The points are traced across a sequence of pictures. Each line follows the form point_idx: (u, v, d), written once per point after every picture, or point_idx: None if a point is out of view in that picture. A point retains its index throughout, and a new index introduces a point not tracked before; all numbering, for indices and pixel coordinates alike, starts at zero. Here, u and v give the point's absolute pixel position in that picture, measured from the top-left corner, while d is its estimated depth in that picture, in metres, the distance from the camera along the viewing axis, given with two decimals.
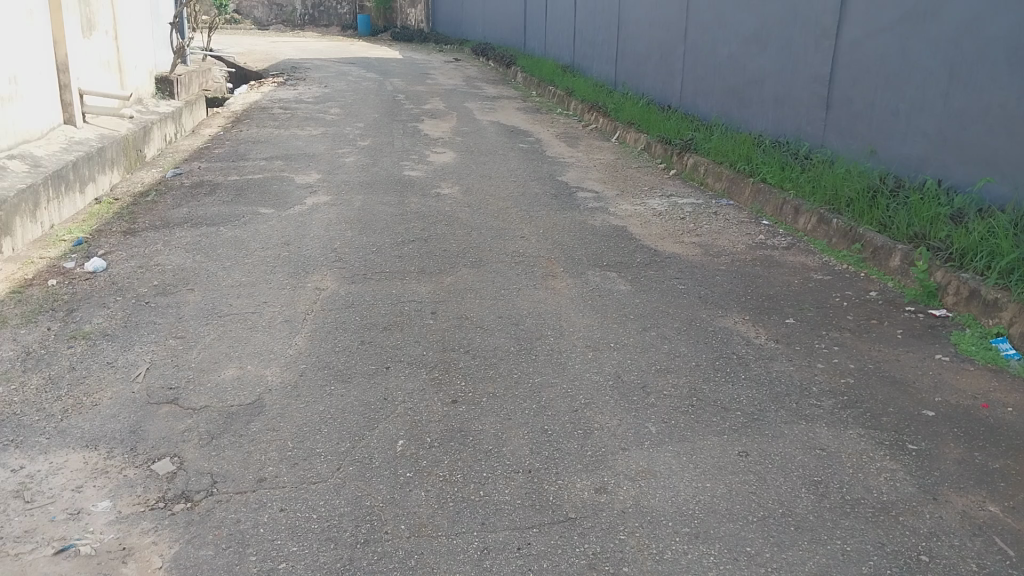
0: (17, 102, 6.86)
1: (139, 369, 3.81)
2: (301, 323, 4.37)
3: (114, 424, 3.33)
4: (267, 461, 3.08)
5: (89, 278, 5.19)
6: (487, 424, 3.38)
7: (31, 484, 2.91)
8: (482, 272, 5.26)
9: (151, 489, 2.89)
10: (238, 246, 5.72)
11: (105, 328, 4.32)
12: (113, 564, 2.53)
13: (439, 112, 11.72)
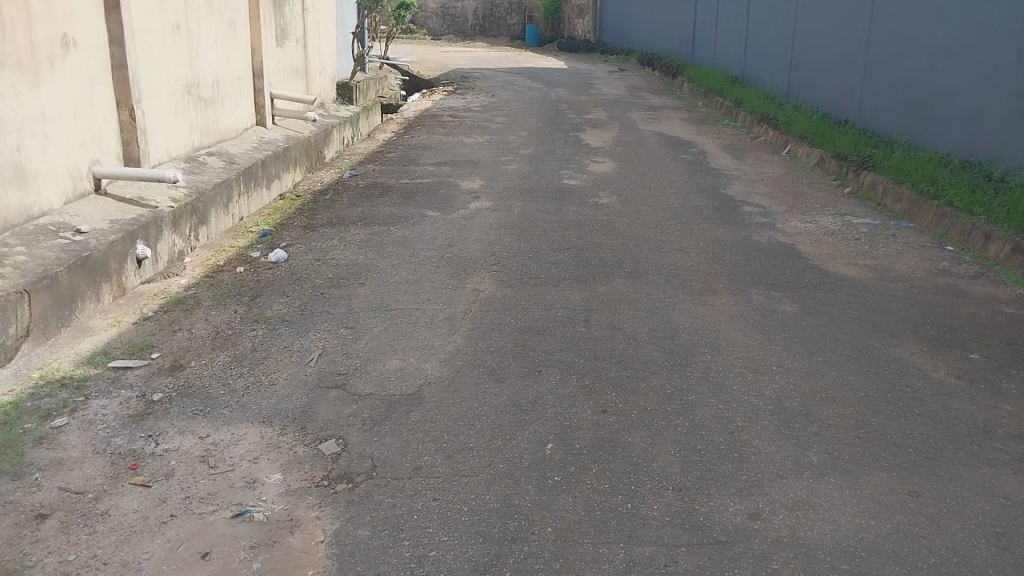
0: (218, 104, 7.57)
1: (312, 354, 4.08)
2: (460, 322, 4.51)
3: (288, 403, 3.59)
4: (423, 451, 3.20)
5: (272, 268, 5.62)
6: (638, 437, 3.34)
7: (215, 452, 3.19)
8: (638, 283, 5.22)
9: (318, 467, 3.09)
10: (405, 246, 5.99)
11: (283, 314, 4.66)
12: (282, 533, 2.72)
13: (602, 122, 11.74)
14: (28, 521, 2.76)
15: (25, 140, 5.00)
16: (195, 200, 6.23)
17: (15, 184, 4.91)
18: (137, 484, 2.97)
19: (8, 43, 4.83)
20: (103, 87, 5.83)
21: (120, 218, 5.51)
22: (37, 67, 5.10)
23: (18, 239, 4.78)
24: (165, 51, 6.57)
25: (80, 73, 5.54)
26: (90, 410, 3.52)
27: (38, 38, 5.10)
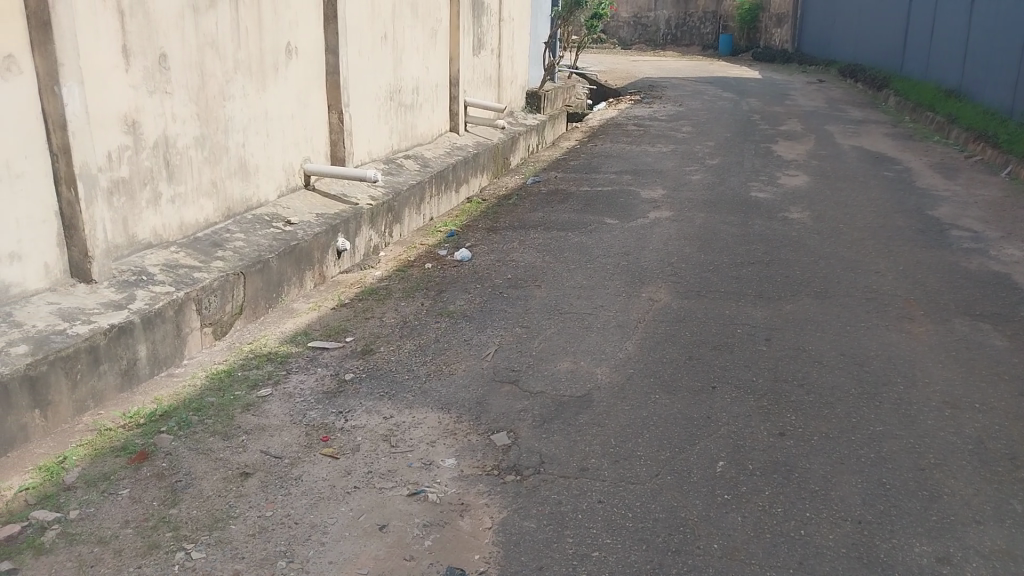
0: (416, 110, 8.03)
1: (489, 349, 4.24)
2: (634, 330, 4.50)
3: (465, 393, 3.75)
4: (591, 453, 3.23)
5: (456, 266, 5.88)
6: (817, 464, 3.19)
7: (396, 432, 3.39)
8: (826, 304, 4.96)
9: (489, 457, 3.21)
10: (583, 252, 6.05)
11: (464, 310, 4.87)
12: (452, 515, 2.85)
13: (796, 134, 11.23)
14: (234, 477, 3.07)
15: (250, 139, 5.58)
16: (391, 199, 6.64)
17: (239, 178, 5.52)
18: (326, 455, 3.22)
19: (242, 51, 5.40)
20: (317, 92, 6.36)
21: (324, 211, 5.99)
22: (264, 73, 5.68)
23: (238, 227, 5.36)
24: (373, 59, 7.06)
25: (297, 81, 6.08)
26: (290, 384, 3.86)
27: (266, 46, 5.67)
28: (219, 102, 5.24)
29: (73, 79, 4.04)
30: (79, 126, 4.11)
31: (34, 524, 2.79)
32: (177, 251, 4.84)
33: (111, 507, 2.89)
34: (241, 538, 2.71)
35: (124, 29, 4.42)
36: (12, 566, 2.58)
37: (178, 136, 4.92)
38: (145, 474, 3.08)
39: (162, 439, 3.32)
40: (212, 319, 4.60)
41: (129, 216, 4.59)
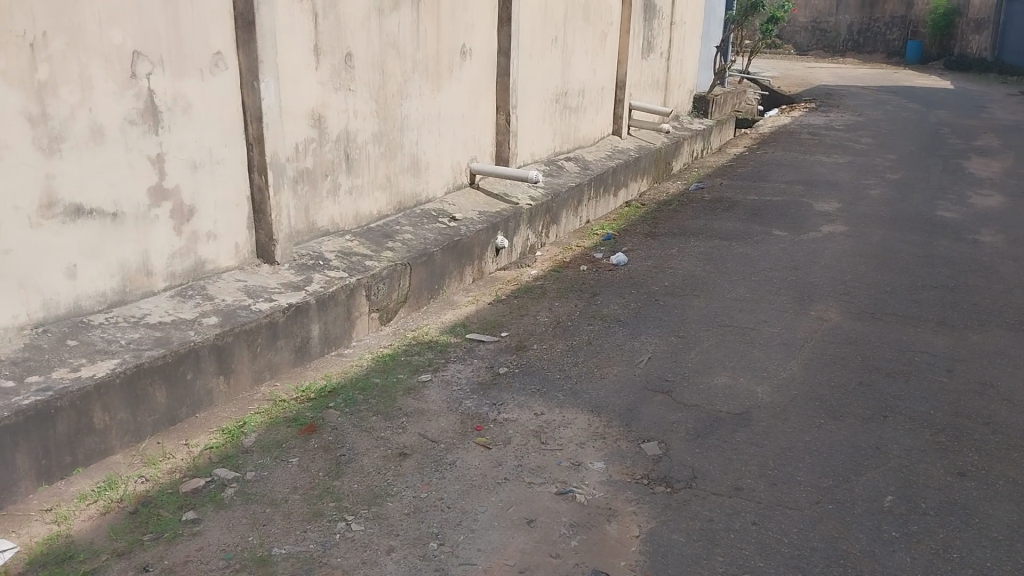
0: (580, 112, 8.06)
1: (643, 357, 4.19)
2: (798, 349, 4.30)
3: (617, 398, 3.72)
4: (746, 472, 3.12)
5: (612, 269, 5.86)
6: (1000, 510, 2.91)
7: (547, 430, 3.43)
8: (1020, 337, 4.52)
9: (639, 465, 3.17)
10: (746, 263, 5.85)
11: (619, 314, 4.83)
12: (600, 519, 2.85)
13: (991, 150, 10.30)
14: (392, 457, 3.21)
15: (423, 136, 5.83)
16: (551, 200, 6.70)
17: (410, 173, 5.77)
18: (479, 445, 3.31)
19: (420, 51, 5.64)
20: (486, 92, 6.53)
21: (487, 209, 6.15)
22: (439, 73, 5.90)
23: (406, 220, 5.61)
24: (542, 61, 7.15)
25: (469, 81, 6.27)
26: (447, 372, 4.00)
27: (443, 47, 5.88)
28: (397, 100, 5.50)
29: (270, 75, 4.39)
30: (272, 119, 4.45)
31: (215, 481, 3.05)
32: (350, 240, 5.13)
33: (282, 472, 3.11)
34: (397, 516, 2.84)
35: (317, 29, 4.74)
36: (196, 516, 2.84)
37: (358, 131, 5.21)
38: (313, 445, 3.29)
39: (329, 414, 3.53)
40: (379, 306, 4.83)
41: (311, 204, 4.92)
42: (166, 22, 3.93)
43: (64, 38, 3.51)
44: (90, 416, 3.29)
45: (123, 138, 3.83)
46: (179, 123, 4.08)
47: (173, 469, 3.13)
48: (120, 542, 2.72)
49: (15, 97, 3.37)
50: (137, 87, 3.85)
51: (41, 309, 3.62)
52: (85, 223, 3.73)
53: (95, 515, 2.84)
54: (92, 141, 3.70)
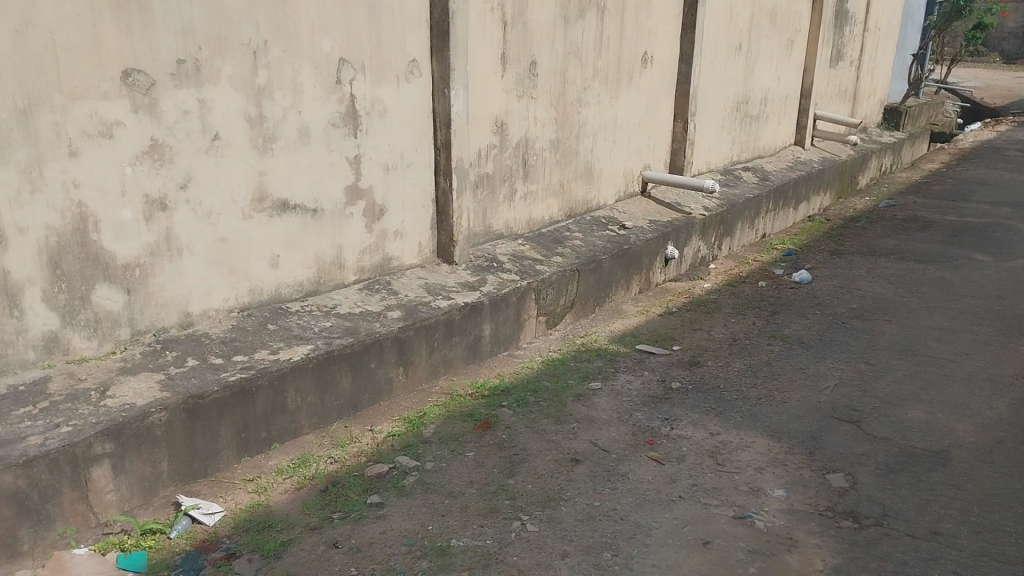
0: (760, 121, 7.79)
1: (827, 382, 3.98)
2: (1005, 387, 3.93)
3: (799, 424, 3.56)
4: (945, 516, 2.88)
5: (793, 287, 5.61)
6: None
7: (722, 450, 3.33)
8: None
9: (823, 496, 3.01)
10: (944, 289, 5.42)
11: (801, 335, 4.62)
12: (780, 548, 2.73)
13: None
14: (565, 462, 3.24)
15: (599, 144, 5.84)
16: (727, 211, 6.51)
17: (584, 180, 5.80)
18: (652, 458, 3.27)
19: (602, 59, 5.65)
20: (665, 100, 6.45)
21: (658, 218, 6.05)
22: (619, 81, 5.88)
23: (578, 227, 5.64)
24: (724, 69, 6.97)
25: (648, 89, 6.21)
26: (619, 382, 3.98)
27: (624, 55, 5.86)
28: (576, 108, 5.54)
29: (460, 82, 4.56)
30: (460, 124, 4.62)
31: (397, 468, 3.20)
32: (524, 244, 5.23)
33: (457, 466, 3.21)
34: (570, 521, 2.85)
35: (505, 38, 4.86)
36: (380, 500, 2.99)
37: (537, 137, 5.30)
38: (488, 442, 3.38)
39: (503, 413, 3.61)
40: (549, 310, 4.89)
41: (489, 208, 5.06)
42: (369, 31, 4.16)
43: (282, 46, 3.81)
44: (285, 396, 3.55)
45: (326, 139, 4.11)
46: (375, 126, 4.32)
47: (359, 452, 3.32)
48: (312, 517, 2.91)
49: (238, 100, 3.70)
50: (341, 92, 4.11)
51: (247, 294, 3.95)
52: (289, 217, 4.04)
53: (290, 489, 3.07)
54: (300, 141, 3.99)
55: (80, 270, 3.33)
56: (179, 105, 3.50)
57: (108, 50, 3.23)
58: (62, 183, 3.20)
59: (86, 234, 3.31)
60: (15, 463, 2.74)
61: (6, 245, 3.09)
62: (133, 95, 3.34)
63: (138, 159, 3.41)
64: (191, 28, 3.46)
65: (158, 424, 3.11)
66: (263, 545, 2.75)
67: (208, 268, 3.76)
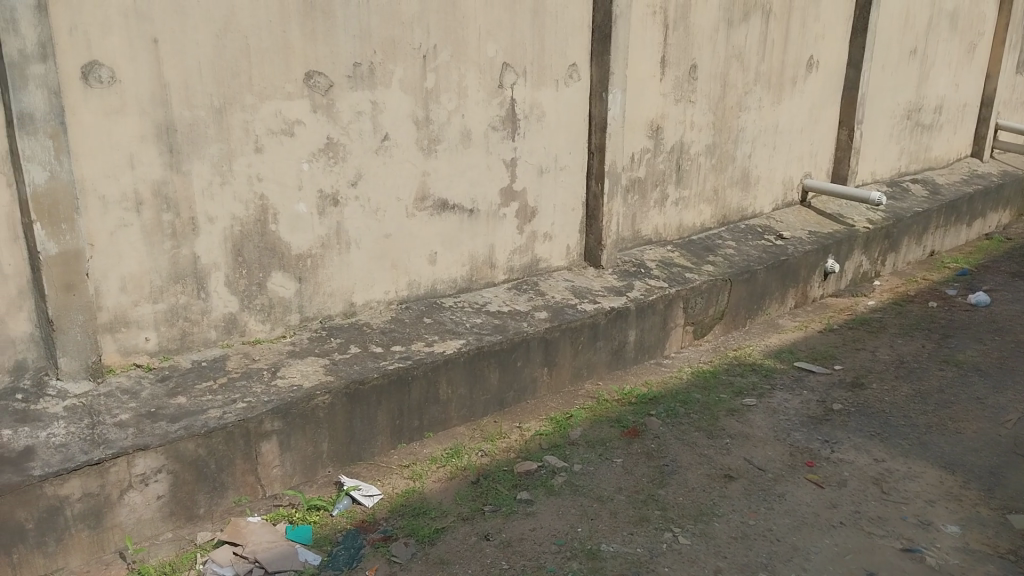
0: (933, 130, 7.29)
1: (1008, 415, 3.68)
2: None
3: (975, 458, 3.31)
4: None
5: (968, 309, 5.22)
6: None
7: (888, 479, 3.16)
8: None
9: (1002, 537, 2.82)
10: None
11: (978, 362, 4.29)
12: None
13: None
14: (718, 477, 3.16)
15: (756, 150, 5.66)
16: (893, 224, 6.13)
17: (739, 188, 5.65)
18: (811, 481, 3.14)
19: (765, 63, 5.47)
20: (830, 106, 6.16)
21: (817, 229, 5.78)
22: (782, 86, 5.67)
23: (731, 235, 5.49)
24: (896, 74, 6.57)
25: (812, 95, 5.95)
26: (776, 400, 3.83)
27: (789, 59, 5.65)
28: (735, 113, 5.39)
29: (618, 85, 4.54)
30: (616, 128, 4.61)
31: (546, 467, 3.23)
32: (674, 251, 5.15)
33: (606, 471, 3.21)
34: (724, 538, 2.79)
35: (666, 42, 4.80)
36: (529, 498, 3.03)
37: (693, 142, 5.20)
38: (637, 450, 3.35)
39: (653, 421, 3.57)
40: (698, 320, 4.78)
41: (639, 212, 5.01)
42: (533, 35, 4.22)
43: (450, 50, 3.93)
44: (436, 388, 3.66)
45: (486, 141, 4.21)
46: (532, 129, 4.39)
47: (508, 448, 3.38)
48: (464, 507, 3.00)
49: (407, 102, 3.86)
50: (502, 96, 4.20)
51: (405, 288, 4.11)
52: (447, 215, 4.17)
53: (443, 478, 3.17)
54: (462, 143, 4.11)
55: (259, 258, 3.58)
56: (354, 106, 3.69)
57: (295, 54, 3.45)
58: (248, 177, 3.45)
59: (266, 225, 3.56)
60: (198, 432, 2.98)
61: (198, 232, 3.38)
62: (314, 96, 3.56)
63: (315, 156, 3.63)
64: (368, 33, 3.64)
65: (321, 406, 3.29)
66: (418, 531, 2.86)
67: (372, 262, 3.94)
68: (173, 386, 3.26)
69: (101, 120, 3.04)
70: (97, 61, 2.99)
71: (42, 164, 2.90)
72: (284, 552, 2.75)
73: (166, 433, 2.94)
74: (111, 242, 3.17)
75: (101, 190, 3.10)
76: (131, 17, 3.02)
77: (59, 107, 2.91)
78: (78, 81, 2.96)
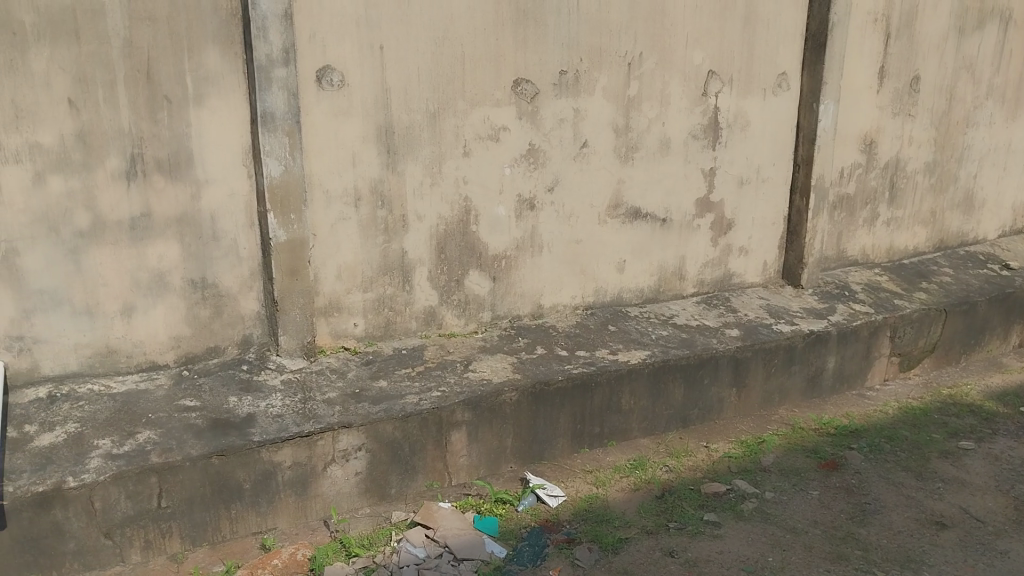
0: None
1: None
2: None
3: None
4: None
5: None
6: None
7: None
8: None
9: None
10: None
11: None
12: None
13: None
14: (928, 523, 2.95)
15: (984, 170, 5.16)
16: None
17: (960, 210, 5.18)
18: None
19: (1000, 75, 4.98)
20: None
21: None
22: (1020, 99, 5.14)
23: (948, 261, 5.04)
24: None
25: None
26: (997, 446, 3.49)
27: None
28: (961, 128, 4.96)
29: (831, 97, 4.30)
30: (826, 141, 4.37)
31: (735, 491, 3.14)
32: (881, 274, 4.81)
33: (799, 502, 3.07)
34: None
35: (887, 51, 4.49)
36: (716, 520, 2.96)
37: (911, 159, 4.83)
38: (835, 484, 3.18)
39: (853, 455, 3.37)
40: (905, 351, 4.43)
41: (845, 231, 4.73)
42: (742, 44, 4.10)
43: (656, 59, 3.90)
44: (621, 397, 3.64)
45: (685, 151, 4.14)
46: (735, 140, 4.26)
47: (694, 466, 3.33)
48: (647, 521, 2.98)
49: (609, 110, 3.88)
50: (706, 105, 4.11)
51: (593, 294, 4.13)
52: (641, 224, 4.14)
53: (627, 489, 3.17)
54: (661, 151, 4.07)
55: (460, 257, 3.73)
56: (557, 113, 3.76)
57: (506, 61, 3.57)
58: (454, 179, 3.61)
59: (468, 225, 3.71)
60: (396, 415, 3.15)
61: (407, 228, 3.58)
62: (521, 102, 3.66)
63: (517, 160, 3.73)
64: (577, 41, 3.69)
65: (508, 403, 3.37)
66: (602, 538, 2.87)
67: (563, 266, 4.00)
68: (375, 370, 3.47)
69: (331, 121, 3.30)
70: (330, 66, 3.24)
71: (278, 159, 3.19)
72: (471, 542, 2.86)
73: (368, 414, 3.14)
74: (331, 233, 3.43)
75: (325, 185, 3.36)
76: (362, 26, 3.25)
77: (296, 107, 3.18)
78: (313, 85, 3.23)
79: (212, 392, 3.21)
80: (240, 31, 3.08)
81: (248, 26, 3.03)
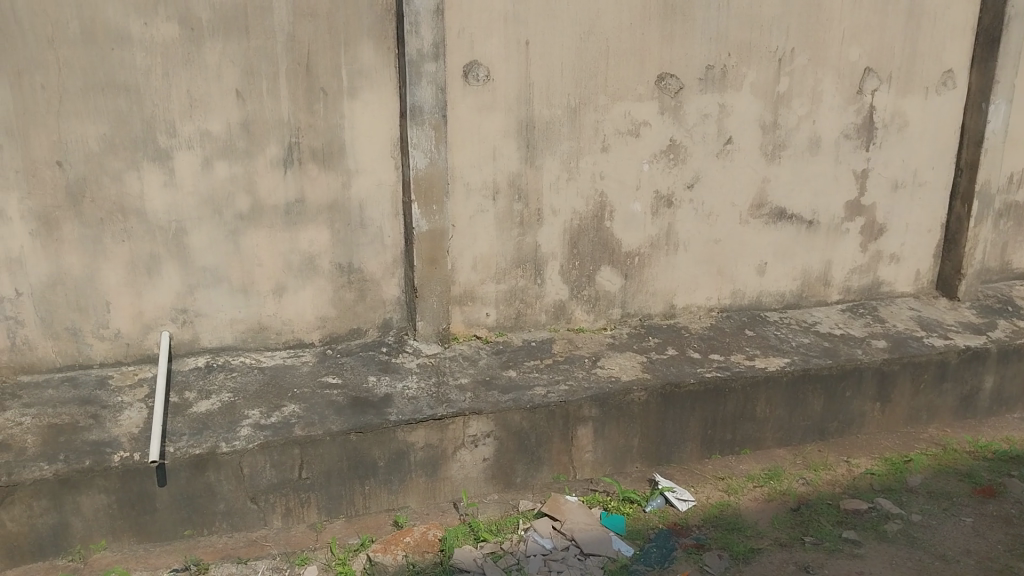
0: None
1: None
2: None
3: None
4: None
5: None
6: None
7: None
8: None
9: None
10: None
11: None
12: None
13: None
14: None
15: None
16: None
17: None
18: None
19: None
20: None
21: None
22: None
23: None
24: None
25: None
26: None
27: None
28: None
29: (1003, 96, 3.98)
30: (994, 144, 4.04)
31: (878, 510, 3.00)
32: None
33: (950, 527, 2.89)
34: None
35: None
36: (856, 538, 2.83)
37: None
38: (992, 512, 2.98)
39: (1012, 483, 3.16)
40: None
41: (1011, 242, 4.42)
42: (905, 39, 3.86)
43: (809, 54, 3.74)
44: (755, 404, 3.52)
45: (836, 151, 3.95)
46: (891, 141, 4.02)
47: (833, 481, 3.21)
48: (781, 533, 2.90)
49: (756, 107, 3.75)
50: (860, 103, 3.90)
51: (729, 296, 4.02)
52: (784, 226, 3.99)
53: (760, 499, 3.09)
54: (809, 151, 3.90)
55: (593, 252, 3.72)
56: (701, 109, 3.67)
57: (651, 56, 3.52)
58: (592, 174, 3.60)
59: (603, 221, 3.69)
60: (525, 406, 3.18)
61: (542, 222, 3.60)
62: (663, 98, 3.60)
63: (656, 157, 3.68)
64: (725, 36, 3.59)
65: (637, 401, 3.33)
66: (733, 546, 2.81)
67: (699, 266, 3.91)
68: (506, 359, 3.52)
69: (474, 114, 3.36)
70: (476, 61, 3.29)
71: (424, 152, 3.27)
72: (599, 537, 2.86)
73: (498, 402, 3.19)
74: (470, 224, 3.50)
75: (466, 178, 3.43)
76: (510, 21, 3.29)
77: (442, 101, 3.25)
78: (459, 79, 3.29)
79: (352, 370, 3.35)
80: (393, 26, 3.18)
81: (401, 21, 3.13)
